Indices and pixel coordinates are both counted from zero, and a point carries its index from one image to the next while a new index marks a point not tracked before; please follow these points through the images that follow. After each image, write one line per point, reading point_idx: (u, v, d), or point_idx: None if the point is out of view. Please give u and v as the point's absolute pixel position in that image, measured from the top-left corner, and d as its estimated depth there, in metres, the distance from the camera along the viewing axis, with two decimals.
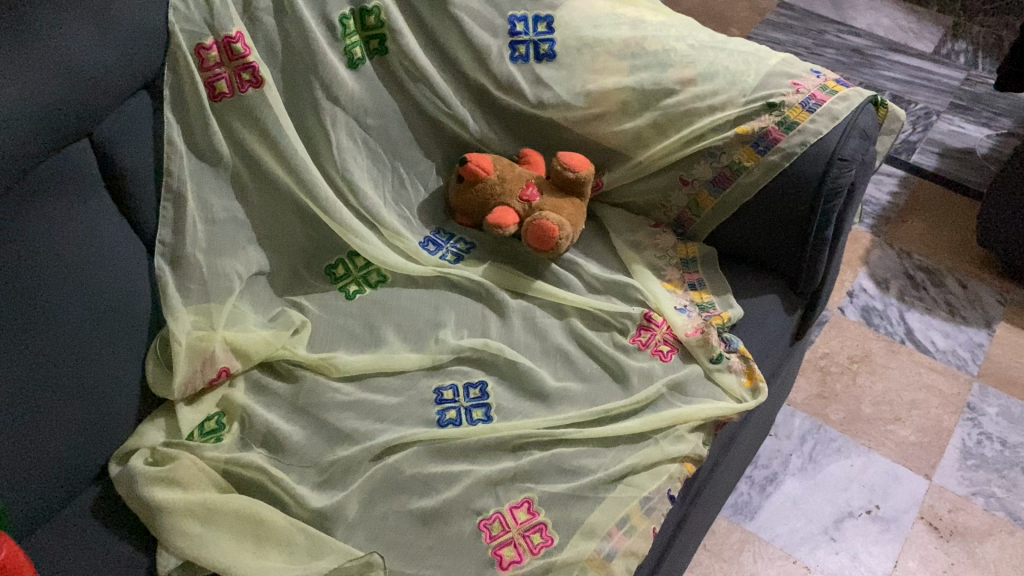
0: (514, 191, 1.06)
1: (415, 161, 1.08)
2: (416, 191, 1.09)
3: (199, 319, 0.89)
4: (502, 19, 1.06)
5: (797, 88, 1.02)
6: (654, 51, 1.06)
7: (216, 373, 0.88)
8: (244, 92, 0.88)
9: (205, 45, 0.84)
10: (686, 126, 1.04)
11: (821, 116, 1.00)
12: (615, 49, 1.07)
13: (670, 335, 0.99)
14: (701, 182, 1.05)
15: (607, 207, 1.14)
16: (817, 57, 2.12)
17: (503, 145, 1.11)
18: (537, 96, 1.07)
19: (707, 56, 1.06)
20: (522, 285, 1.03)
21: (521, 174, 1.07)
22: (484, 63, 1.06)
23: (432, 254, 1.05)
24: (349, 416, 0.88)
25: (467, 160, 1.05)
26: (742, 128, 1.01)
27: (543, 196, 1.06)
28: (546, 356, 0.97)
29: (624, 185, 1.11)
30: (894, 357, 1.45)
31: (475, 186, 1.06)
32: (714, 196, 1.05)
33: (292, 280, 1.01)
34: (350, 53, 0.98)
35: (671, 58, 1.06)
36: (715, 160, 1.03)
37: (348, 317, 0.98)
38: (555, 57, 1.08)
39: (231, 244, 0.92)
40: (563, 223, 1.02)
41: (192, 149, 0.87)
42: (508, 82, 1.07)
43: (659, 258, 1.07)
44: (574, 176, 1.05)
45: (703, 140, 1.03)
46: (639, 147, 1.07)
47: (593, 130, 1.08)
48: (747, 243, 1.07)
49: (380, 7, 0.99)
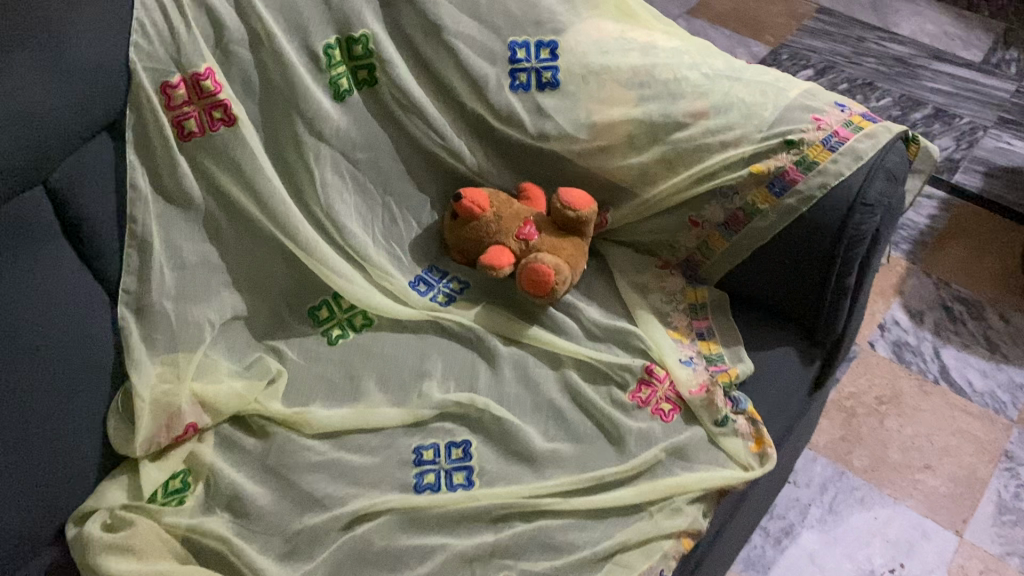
0: (510, 230, 0.99)
1: (407, 194, 1.02)
2: (408, 227, 1.03)
3: (165, 370, 0.84)
4: (501, 45, 0.99)
5: (819, 124, 0.94)
6: (665, 80, 0.99)
7: (182, 429, 0.83)
8: (215, 131, 0.83)
9: (171, 83, 0.79)
10: (697, 163, 0.96)
11: (843, 156, 0.91)
12: (623, 78, 1.00)
13: (673, 391, 0.92)
14: (711, 223, 0.97)
15: (611, 244, 1.06)
16: (856, 67, 2.01)
17: (503, 178, 1.05)
18: (539, 127, 1.01)
19: (722, 86, 0.98)
20: (515, 331, 0.96)
21: (519, 211, 1.00)
22: (482, 92, 0.99)
23: (422, 295, 0.99)
24: (321, 477, 0.83)
25: (460, 195, 0.99)
26: (757, 167, 0.93)
27: (541, 235, 0.99)
28: (538, 412, 0.91)
29: (631, 224, 1.03)
30: (926, 399, 1.36)
31: (469, 224, 1.00)
32: (726, 239, 0.97)
33: (272, 324, 0.95)
34: (337, 85, 0.92)
35: (683, 89, 0.98)
36: (727, 201, 0.96)
37: (329, 365, 0.92)
38: (558, 85, 1.01)
39: (204, 289, 0.87)
40: (560, 267, 0.95)
41: (160, 192, 0.82)
42: (508, 113, 1.00)
43: (665, 302, 1.00)
44: (575, 215, 0.98)
45: (715, 179, 0.95)
46: (646, 183, 1.00)
47: (598, 164, 1.01)
48: (761, 290, 0.99)
49: (369, 36, 0.92)
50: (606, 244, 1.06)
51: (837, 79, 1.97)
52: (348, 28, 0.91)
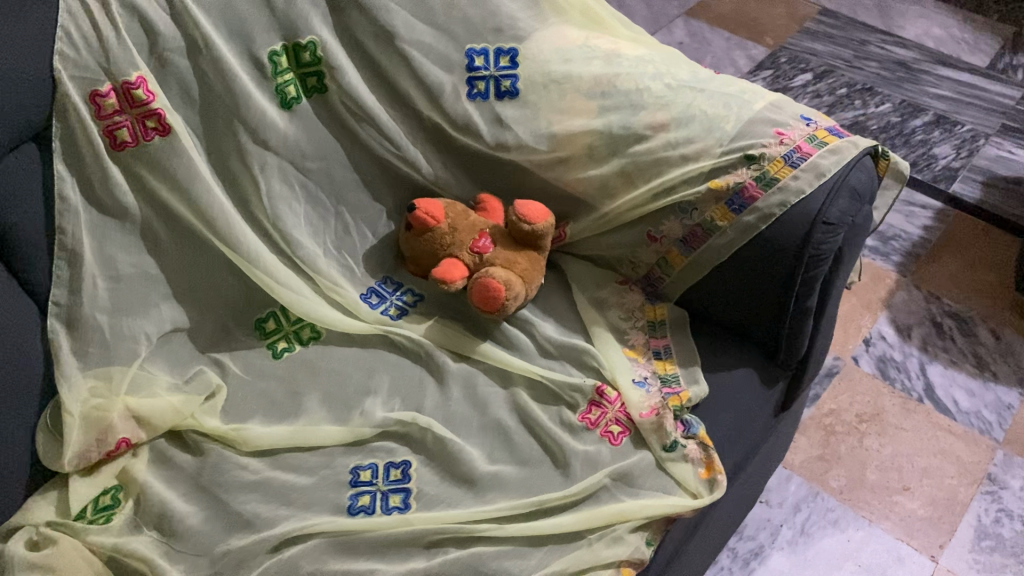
0: (465, 243, 0.97)
1: (362, 204, 1.00)
2: (362, 238, 1.00)
3: (98, 384, 0.82)
4: (459, 53, 0.97)
5: (782, 139, 0.90)
6: (626, 90, 0.96)
7: (114, 445, 0.81)
8: (149, 140, 0.81)
9: (101, 92, 0.77)
10: (656, 177, 0.93)
11: (805, 172, 0.88)
12: (584, 87, 0.97)
13: (623, 413, 0.89)
14: (670, 239, 0.94)
15: (571, 258, 1.03)
16: (856, 71, 1.96)
17: (461, 188, 1.02)
18: (497, 137, 0.98)
19: (684, 97, 0.95)
20: (466, 347, 0.94)
21: (475, 223, 0.97)
22: (437, 101, 0.96)
23: (373, 307, 0.96)
24: (253, 498, 0.81)
25: (414, 206, 0.96)
26: (716, 183, 0.90)
27: (496, 248, 0.96)
28: (483, 432, 0.88)
29: (591, 238, 1.00)
30: (909, 417, 1.32)
31: (423, 236, 0.97)
32: (685, 255, 0.94)
33: (218, 336, 0.93)
34: (284, 93, 0.90)
35: (644, 99, 0.95)
36: (686, 217, 0.93)
37: (273, 380, 0.90)
38: (518, 93, 0.98)
39: (141, 301, 0.85)
40: (511, 281, 0.92)
41: (92, 202, 0.80)
42: (464, 122, 0.97)
43: (623, 320, 0.97)
44: (530, 228, 0.95)
45: (674, 194, 0.92)
46: (606, 197, 0.97)
47: (557, 176, 0.98)
48: (722, 309, 0.96)
49: (317, 43, 0.90)
50: (566, 257, 1.03)
51: (836, 83, 1.92)
52: (295, 35, 0.88)
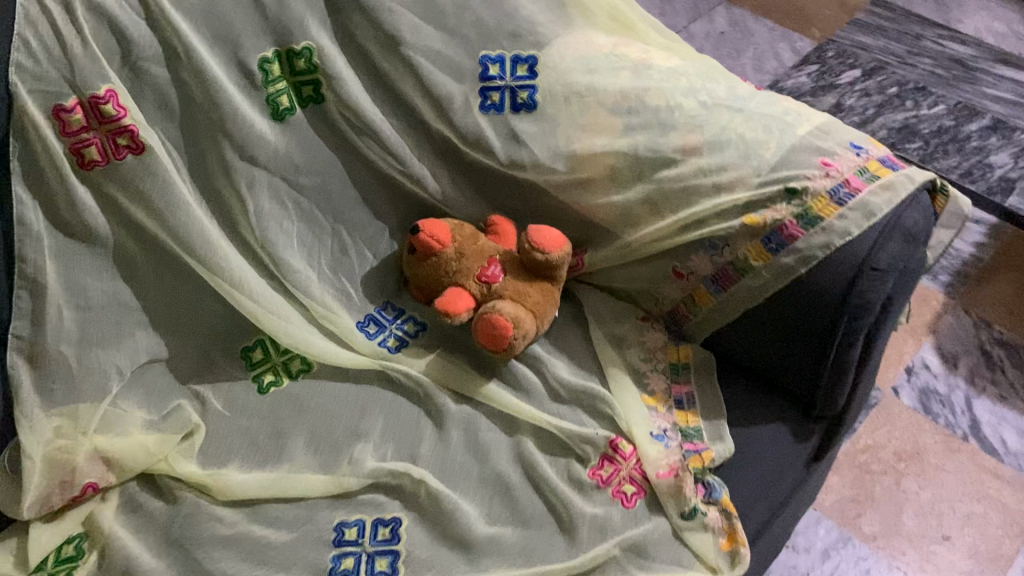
0: (472, 271, 0.88)
1: (362, 223, 0.91)
2: (362, 259, 0.92)
3: (63, 425, 0.75)
4: (471, 60, 0.87)
5: (828, 171, 0.80)
6: (655, 107, 0.87)
7: (78, 491, 0.74)
8: (121, 159, 0.73)
9: (65, 107, 0.69)
10: (685, 207, 0.84)
11: (853, 211, 0.78)
12: (608, 102, 0.87)
13: (638, 471, 0.80)
14: (698, 276, 0.85)
15: (589, 288, 0.94)
16: (909, 69, 1.83)
17: (472, 208, 0.93)
18: (511, 155, 0.89)
19: (720, 118, 0.85)
20: (468, 388, 0.86)
21: (484, 249, 0.89)
22: (446, 113, 0.87)
23: (370, 337, 0.89)
24: (226, 556, 0.73)
25: (418, 228, 0.88)
26: (752, 218, 0.81)
27: (506, 278, 0.88)
28: (482, 486, 0.80)
29: (611, 269, 0.91)
30: (951, 458, 1.22)
31: (427, 261, 0.89)
32: (714, 296, 0.84)
33: (200, 365, 0.85)
34: (276, 103, 0.82)
35: (674, 119, 0.86)
36: (717, 254, 0.83)
37: (256, 419, 0.83)
38: (536, 106, 0.89)
39: (114, 331, 0.78)
40: (520, 317, 0.84)
41: (58, 225, 0.73)
42: (475, 137, 0.88)
43: (643, 361, 0.88)
44: (543, 258, 0.86)
45: (704, 227, 0.83)
46: (629, 225, 0.88)
47: (576, 199, 0.90)
48: (753, 355, 0.86)
49: (313, 49, 0.81)
50: (583, 287, 0.94)
51: (886, 81, 1.79)
52: (288, 40, 0.80)
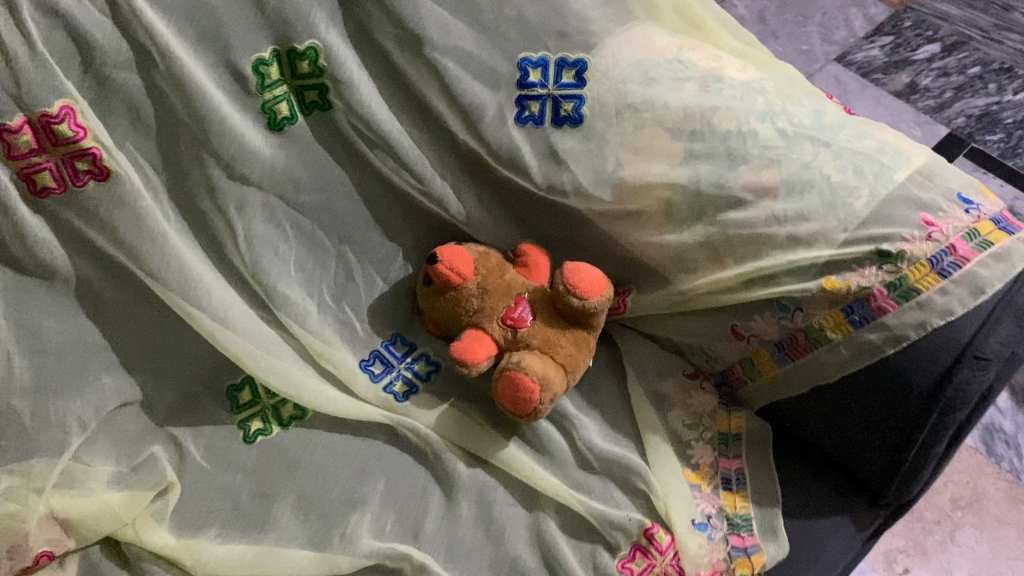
0: (495, 311, 0.76)
1: (372, 245, 0.79)
2: (371, 285, 0.80)
3: (14, 484, 0.64)
4: (507, 64, 0.73)
5: (930, 232, 0.66)
6: (725, 132, 0.72)
7: (30, 561, 0.63)
8: (81, 186, 0.61)
9: (9, 126, 0.57)
10: (752, 258, 0.71)
11: (957, 285, 0.65)
12: (669, 123, 0.73)
13: (675, 567, 0.69)
14: (761, 339, 0.72)
15: (629, 332, 0.82)
16: (995, 47, 1.64)
17: (500, 231, 0.80)
18: (549, 177, 0.76)
19: (803, 152, 0.71)
20: (484, 450, 0.74)
21: (511, 284, 0.77)
22: (475, 125, 0.74)
23: (374, 379, 0.77)
24: None
25: (435, 258, 0.75)
26: (832, 282, 0.68)
27: (535, 322, 0.75)
28: (494, 573, 0.69)
29: (657, 315, 0.79)
30: (1014, 510, 1.11)
31: (445, 295, 0.77)
32: (778, 364, 0.72)
33: (179, 406, 0.75)
34: (274, 112, 0.69)
35: (747, 150, 0.72)
36: (786, 317, 0.70)
37: (239, 475, 0.72)
38: (581, 121, 0.75)
39: (77, 375, 0.68)
40: (548, 376, 0.72)
41: (7, 260, 0.62)
42: (508, 155, 0.75)
43: (688, 426, 0.76)
44: (580, 305, 0.74)
45: (774, 285, 0.70)
46: (682, 270, 0.75)
47: (623, 233, 0.77)
48: (813, 432, 0.74)
49: (317, 49, 0.67)
50: (623, 332, 0.82)
51: (968, 60, 1.61)
52: (289, 38, 0.66)
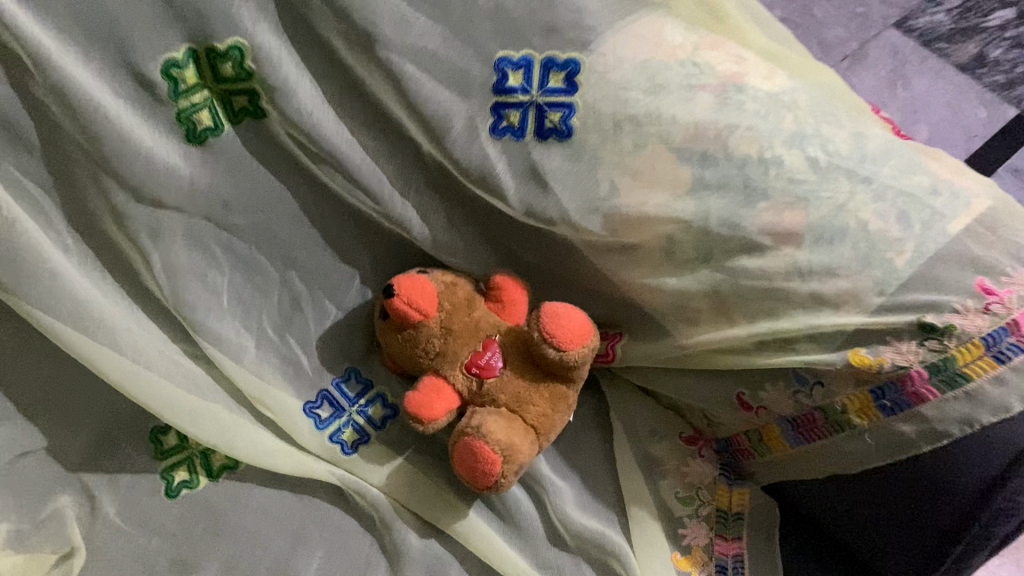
0: (459, 356, 0.65)
1: (322, 268, 0.68)
2: (321, 315, 0.69)
3: None
4: (478, 64, 0.58)
5: (988, 303, 0.53)
6: (743, 159, 0.58)
7: None
8: None
9: None
10: (765, 316, 0.59)
11: (1017, 374, 0.52)
12: (676, 143, 0.59)
13: None
14: (772, 412, 0.60)
15: (622, 382, 0.70)
16: None
17: (474, 258, 0.68)
18: (528, 204, 0.62)
19: (837, 189, 0.57)
20: (441, 517, 0.64)
21: (479, 324, 0.65)
22: (441, 138, 0.60)
23: (319, 426, 0.67)
24: None
25: (391, 292, 0.63)
26: (860, 357, 0.55)
27: (506, 372, 0.64)
28: None
29: (652, 367, 0.68)
30: None
31: (403, 334, 0.65)
32: (792, 444, 0.60)
33: (96, 451, 0.65)
34: (193, 122, 0.57)
35: (769, 183, 0.58)
36: (803, 391, 0.58)
37: (157, 537, 0.63)
38: (571, 134, 0.60)
39: None
40: (513, 443, 0.61)
41: None
42: (480, 174, 0.61)
43: (682, 500, 0.65)
44: (557, 357, 0.62)
45: (790, 352, 0.58)
46: (682, 320, 0.63)
47: (615, 269, 0.64)
48: (828, 521, 0.63)
49: (244, 48, 0.55)
50: (615, 381, 0.71)
51: None
52: (208, 34, 0.54)
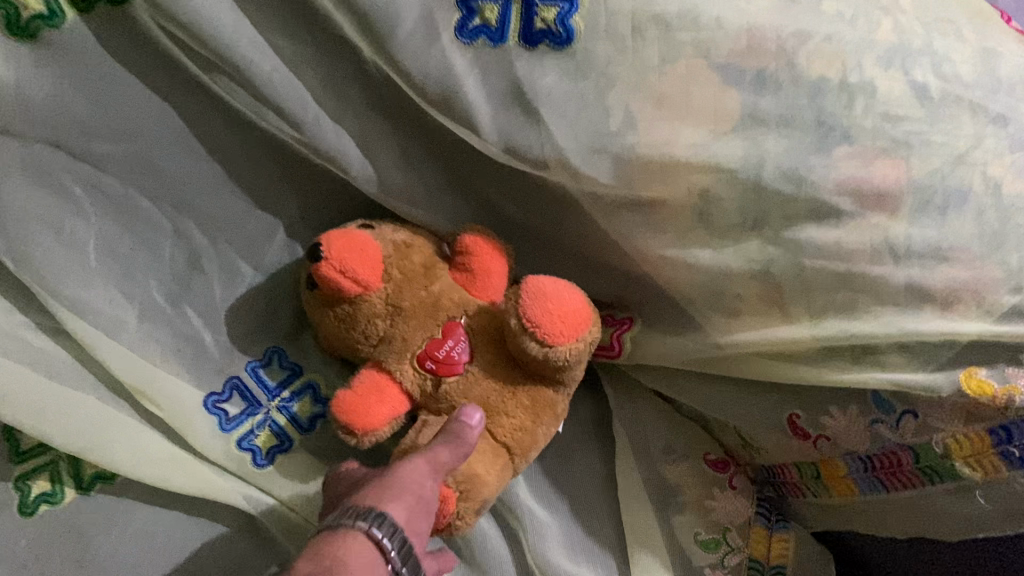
0: (409, 344, 0.48)
1: (236, 217, 0.52)
2: (229, 275, 0.52)
3: None
4: None
5: None
6: (817, 83, 0.39)
7: None
8: None
9: None
10: (840, 315, 0.41)
11: None
12: (720, 57, 0.40)
13: None
14: (836, 446, 0.44)
15: (630, 382, 0.54)
16: None
17: (438, 211, 0.50)
18: (508, 137, 0.44)
19: (955, 131, 0.39)
20: None
21: (439, 301, 0.48)
22: (383, 37, 0.42)
23: (224, 427, 0.50)
24: None
25: (318, 256, 0.46)
26: (978, 384, 0.38)
27: (473, 369, 0.47)
28: None
29: (671, 371, 0.51)
30: None
31: (339, 311, 0.49)
32: (859, 489, 0.44)
33: None
34: (15, 5, 0.41)
35: (854, 119, 0.39)
36: (887, 423, 0.41)
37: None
38: (570, 41, 0.41)
39: None
40: (472, 469, 0.44)
41: None
42: (440, 95, 0.43)
43: (708, 542, 0.49)
44: (541, 354, 0.45)
45: (871, 367, 0.41)
46: (717, 311, 0.45)
47: (625, 232, 0.46)
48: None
49: None
50: (622, 380, 0.54)
51: None
52: None
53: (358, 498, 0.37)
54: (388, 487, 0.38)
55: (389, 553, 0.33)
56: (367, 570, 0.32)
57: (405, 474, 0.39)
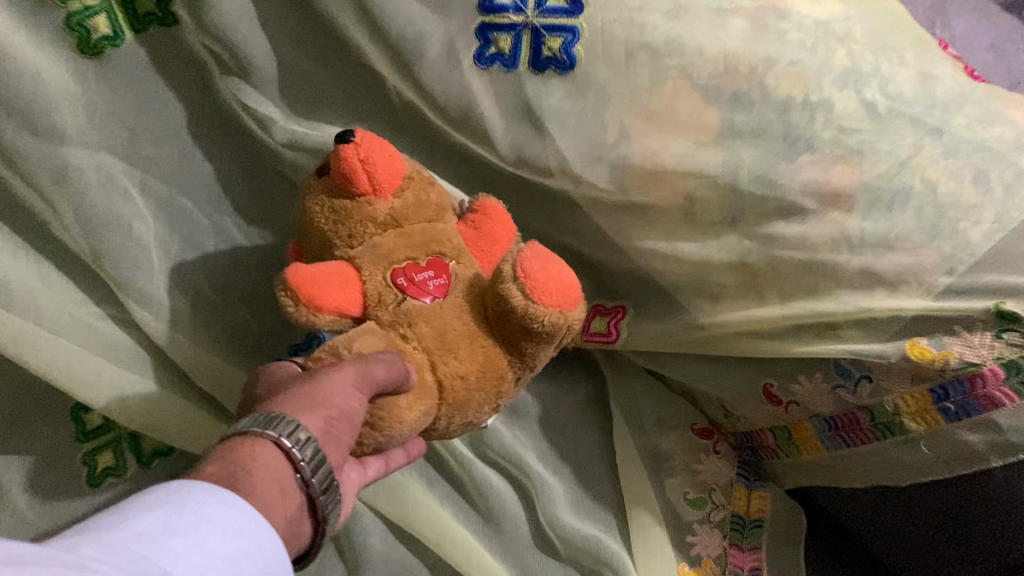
0: (393, 255, 0.44)
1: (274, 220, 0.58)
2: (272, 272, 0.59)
3: None
4: None
5: None
6: (784, 100, 0.47)
7: None
8: None
9: None
10: (807, 296, 0.49)
11: None
12: (702, 79, 0.47)
13: None
14: (805, 409, 0.52)
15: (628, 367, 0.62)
16: None
17: None
18: (520, 148, 0.51)
19: (900, 141, 0.46)
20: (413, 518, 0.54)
21: (438, 236, 0.46)
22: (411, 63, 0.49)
23: None
24: None
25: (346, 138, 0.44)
26: (920, 350, 0.45)
27: (444, 306, 0.44)
28: None
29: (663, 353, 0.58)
30: None
31: (334, 204, 0.45)
32: (826, 447, 0.52)
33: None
34: (89, 29, 0.48)
35: (817, 132, 0.47)
36: (847, 385, 0.49)
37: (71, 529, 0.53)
38: (574, 66, 0.48)
39: None
40: (396, 398, 0.40)
41: None
42: (460, 112, 0.50)
43: (694, 501, 0.56)
44: (512, 302, 0.41)
45: (834, 337, 0.48)
46: (702, 296, 0.53)
47: (621, 228, 0.53)
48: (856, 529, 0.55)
49: None
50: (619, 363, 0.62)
51: None
52: None
53: (276, 403, 0.36)
54: (309, 395, 0.36)
55: (299, 464, 0.34)
56: (270, 483, 0.32)
57: (330, 382, 0.37)
